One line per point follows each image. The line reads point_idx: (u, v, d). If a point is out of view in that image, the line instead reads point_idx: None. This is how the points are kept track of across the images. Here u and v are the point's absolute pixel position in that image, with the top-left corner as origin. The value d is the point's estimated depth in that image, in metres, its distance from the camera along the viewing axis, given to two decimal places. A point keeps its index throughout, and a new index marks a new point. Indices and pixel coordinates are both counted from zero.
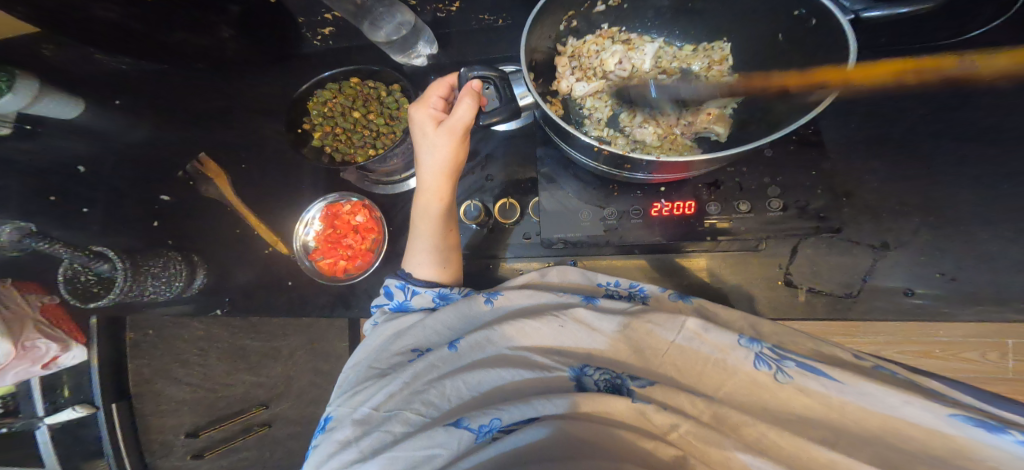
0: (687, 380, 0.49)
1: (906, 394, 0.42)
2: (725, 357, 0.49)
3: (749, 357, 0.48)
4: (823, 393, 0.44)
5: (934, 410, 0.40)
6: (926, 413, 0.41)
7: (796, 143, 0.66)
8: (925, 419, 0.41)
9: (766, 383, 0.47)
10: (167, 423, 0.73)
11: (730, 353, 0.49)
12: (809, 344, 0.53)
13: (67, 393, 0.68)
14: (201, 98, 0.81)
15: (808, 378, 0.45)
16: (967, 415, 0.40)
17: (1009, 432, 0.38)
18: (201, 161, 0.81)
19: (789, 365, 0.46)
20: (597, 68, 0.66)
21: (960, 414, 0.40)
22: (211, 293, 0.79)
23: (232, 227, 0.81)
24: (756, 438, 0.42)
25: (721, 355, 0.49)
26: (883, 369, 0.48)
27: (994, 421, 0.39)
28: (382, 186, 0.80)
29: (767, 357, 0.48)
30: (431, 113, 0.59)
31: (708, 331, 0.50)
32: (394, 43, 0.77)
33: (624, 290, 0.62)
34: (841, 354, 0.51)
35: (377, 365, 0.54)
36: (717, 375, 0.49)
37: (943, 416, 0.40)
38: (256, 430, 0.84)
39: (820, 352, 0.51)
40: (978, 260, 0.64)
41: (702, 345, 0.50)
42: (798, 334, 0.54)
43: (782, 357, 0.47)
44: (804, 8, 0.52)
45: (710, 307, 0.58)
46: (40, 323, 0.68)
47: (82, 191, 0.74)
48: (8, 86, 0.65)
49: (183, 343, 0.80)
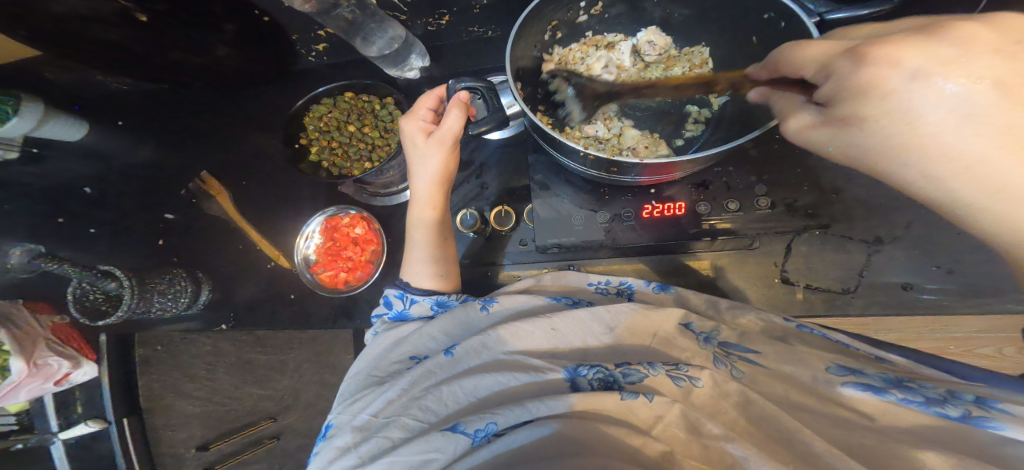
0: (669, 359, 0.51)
1: (814, 369, 0.46)
2: (693, 357, 0.50)
3: (708, 358, 0.49)
4: (769, 378, 0.47)
5: (835, 383, 0.44)
6: (832, 387, 0.44)
7: (778, 141, 0.65)
8: (835, 393, 0.44)
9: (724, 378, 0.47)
10: (178, 437, 0.80)
11: (697, 351, 0.50)
12: (753, 315, 0.56)
13: (80, 408, 0.71)
14: (203, 118, 0.84)
15: (753, 368, 0.48)
16: (859, 382, 0.43)
17: (892, 392, 0.42)
18: (203, 179, 0.82)
19: (735, 359, 0.49)
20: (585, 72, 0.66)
21: (854, 382, 0.43)
22: (216, 308, 0.80)
23: (233, 244, 0.83)
24: (732, 426, 0.42)
25: (688, 354, 0.51)
26: (804, 327, 0.53)
27: (884, 384, 0.43)
28: (380, 198, 0.81)
29: (720, 355, 0.50)
30: (420, 125, 0.60)
31: (682, 335, 0.53)
32: (386, 57, 0.77)
33: (613, 287, 0.63)
34: (775, 321, 0.54)
35: (377, 373, 0.55)
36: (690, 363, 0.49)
37: (843, 388, 0.43)
38: (265, 443, 0.87)
39: (764, 321, 0.55)
40: (974, 251, 0.63)
41: (675, 346, 0.52)
42: (751, 309, 0.57)
43: (728, 353, 0.50)
44: (772, 11, 0.53)
45: (688, 293, 0.61)
46: (51, 341, 0.70)
47: (92, 213, 0.77)
48: (14, 111, 0.67)
49: (191, 358, 0.85)
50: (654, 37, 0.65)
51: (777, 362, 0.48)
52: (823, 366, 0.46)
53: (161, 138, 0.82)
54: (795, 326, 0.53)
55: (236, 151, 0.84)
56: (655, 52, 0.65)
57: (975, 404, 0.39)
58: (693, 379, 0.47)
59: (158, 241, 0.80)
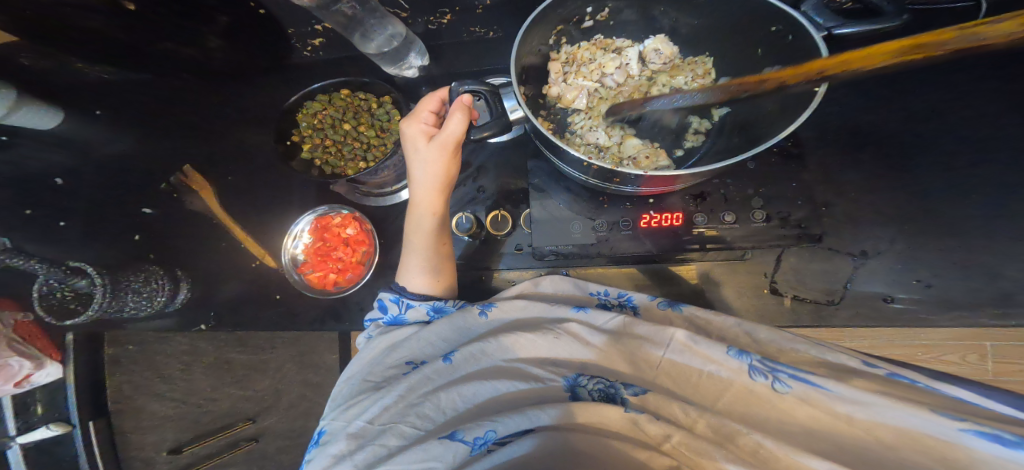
0: (684, 392, 0.49)
1: (913, 407, 0.40)
2: (714, 374, 0.48)
3: (744, 369, 0.46)
4: (837, 400, 0.43)
5: (949, 422, 0.39)
6: (944, 424, 0.39)
7: (778, 156, 0.67)
8: (943, 428, 0.39)
9: (771, 396, 0.45)
10: (148, 440, 0.77)
11: (740, 369, 0.48)
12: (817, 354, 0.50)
13: (41, 411, 0.66)
14: (187, 109, 0.80)
15: (815, 387, 0.44)
16: (987, 429, 0.38)
17: None
18: (185, 172, 0.79)
19: (783, 375, 0.45)
20: (590, 75, 0.65)
21: (979, 428, 0.38)
22: (192, 308, 0.76)
23: (215, 241, 0.79)
24: (752, 451, 0.42)
25: (710, 371, 0.48)
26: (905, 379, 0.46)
27: (1015, 435, 0.37)
28: (373, 198, 0.79)
29: (761, 367, 0.46)
30: (422, 128, 0.58)
31: (697, 343, 0.49)
32: (385, 55, 0.75)
33: (615, 300, 0.63)
34: (849, 362, 0.47)
35: (371, 378, 0.53)
36: (713, 389, 0.48)
37: (957, 429, 0.38)
38: (243, 445, 0.83)
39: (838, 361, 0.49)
40: (951, 266, 0.66)
41: (690, 363, 0.49)
42: (800, 340, 0.52)
43: (775, 368, 0.46)
44: (781, 24, 0.54)
45: (700, 316, 0.58)
46: (12, 339, 0.66)
47: (64, 205, 0.73)
48: None
49: (164, 358, 0.82)
50: (662, 45, 0.65)
51: (856, 392, 0.42)
52: (928, 408, 0.40)
53: (140, 128, 0.78)
54: (885, 373, 0.45)
55: (221, 145, 0.81)
56: (661, 61, 0.66)
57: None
58: (710, 407, 0.47)
59: (134, 236, 0.76)
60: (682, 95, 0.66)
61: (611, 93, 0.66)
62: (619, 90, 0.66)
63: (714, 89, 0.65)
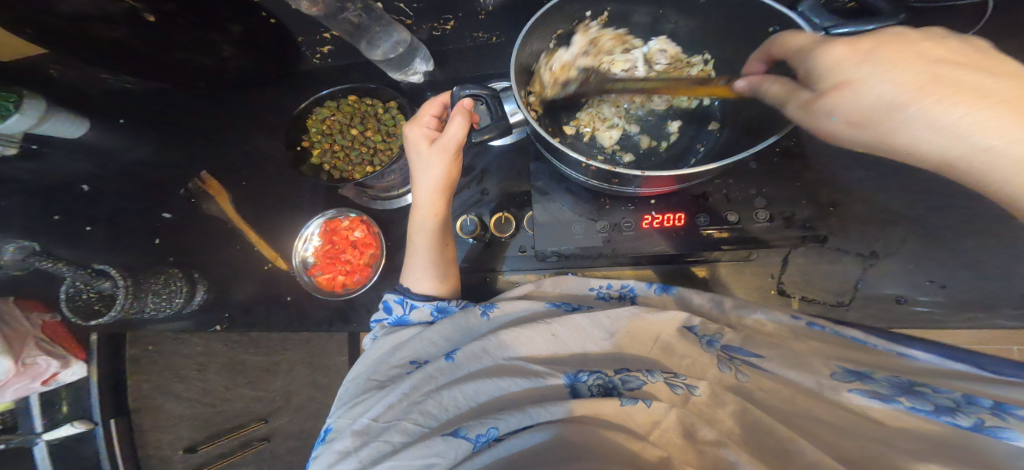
0: (672, 365, 0.51)
1: (817, 375, 0.44)
2: (697, 362, 0.50)
3: (714, 359, 0.50)
4: (774, 382, 0.46)
5: (842, 389, 0.43)
6: (839, 393, 0.43)
7: (779, 155, 0.66)
8: (842, 398, 0.43)
9: (732, 383, 0.48)
10: (164, 438, 0.78)
11: (701, 358, 0.50)
12: (761, 318, 0.55)
13: (66, 408, 0.68)
14: (204, 117, 0.84)
15: (760, 375, 0.47)
16: (866, 389, 0.42)
17: (901, 400, 0.40)
18: (202, 179, 0.82)
19: (740, 363, 0.49)
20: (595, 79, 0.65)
21: (862, 389, 0.42)
22: (209, 310, 0.79)
23: (230, 244, 0.82)
24: (730, 431, 0.43)
25: (694, 361, 0.50)
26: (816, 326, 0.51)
27: (892, 391, 0.41)
28: (380, 202, 0.81)
29: (724, 359, 0.50)
30: (424, 132, 0.60)
31: (686, 335, 0.53)
32: (390, 61, 0.77)
33: (615, 291, 0.64)
34: (783, 321, 0.53)
35: (377, 378, 0.54)
36: (693, 369, 0.50)
37: (847, 393, 0.42)
38: (254, 445, 0.86)
39: (773, 324, 0.54)
40: (966, 266, 0.65)
41: (677, 344, 0.52)
42: (755, 307, 0.57)
43: (732, 356, 0.50)
44: (777, 25, 0.55)
45: (689, 295, 0.62)
46: (41, 340, 0.68)
47: (89, 210, 0.76)
48: (16, 106, 0.65)
49: (183, 358, 0.85)
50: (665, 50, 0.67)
51: (783, 366, 0.46)
52: (829, 372, 0.44)
53: (161, 136, 0.82)
54: (803, 324, 0.52)
55: (236, 152, 0.84)
56: (666, 60, 0.67)
57: (992, 411, 0.36)
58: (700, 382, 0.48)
59: (154, 240, 0.79)
60: (682, 98, 0.67)
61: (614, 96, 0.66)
62: (623, 93, 0.66)
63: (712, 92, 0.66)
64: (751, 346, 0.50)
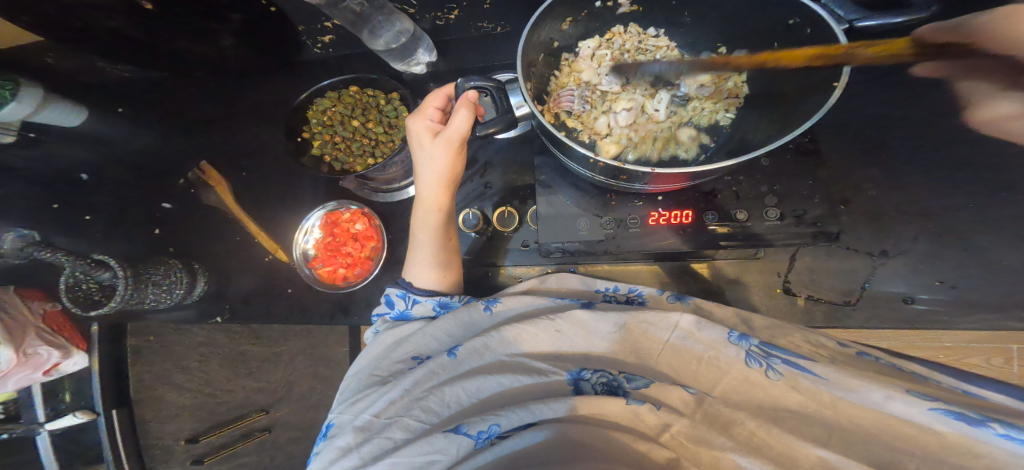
0: (682, 377, 0.50)
1: (888, 388, 0.41)
2: (717, 357, 0.49)
3: (740, 355, 0.47)
4: (815, 388, 0.44)
5: (917, 405, 0.40)
6: (912, 407, 0.40)
7: (792, 152, 0.66)
8: (912, 413, 0.40)
9: (759, 380, 0.46)
10: (166, 429, 0.74)
11: (726, 354, 0.48)
12: (798, 336, 0.53)
13: (69, 398, 0.70)
14: (204, 107, 0.82)
15: (797, 375, 0.45)
16: (949, 409, 0.39)
17: (991, 425, 0.37)
18: (202, 169, 0.81)
19: (777, 362, 0.46)
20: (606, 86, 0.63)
21: (943, 407, 0.39)
22: (212, 300, 0.79)
23: (230, 235, 0.81)
24: (746, 439, 0.42)
25: (714, 354, 0.49)
26: (865, 354, 0.49)
27: (978, 413, 0.39)
28: (382, 194, 0.80)
29: (757, 355, 0.47)
30: (428, 124, 0.59)
31: (703, 329, 0.50)
32: (393, 51, 0.76)
33: (622, 295, 0.63)
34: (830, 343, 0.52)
35: (378, 373, 0.54)
36: (711, 375, 0.48)
37: (924, 410, 0.39)
38: (256, 436, 0.84)
39: (812, 343, 0.51)
40: (977, 266, 0.63)
41: (697, 345, 0.50)
42: (791, 329, 0.54)
43: (769, 354, 0.47)
44: (799, 17, 0.51)
45: (708, 307, 0.58)
46: (43, 329, 0.69)
47: (88, 200, 0.76)
48: (13, 94, 0.65)
49: (184, 348, 0.81)
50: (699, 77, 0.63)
51: (843, 374, 0.43)
52: (902, 389, 0.41)
53: (160, 126, 0.80)
54: (855, 353, 0.50)
55: (237, 142, 0.84)
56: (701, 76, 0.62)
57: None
58: (708, 393, 0.47)
59: (154, 230, 0.78)
60: (701, 108, 0.64)
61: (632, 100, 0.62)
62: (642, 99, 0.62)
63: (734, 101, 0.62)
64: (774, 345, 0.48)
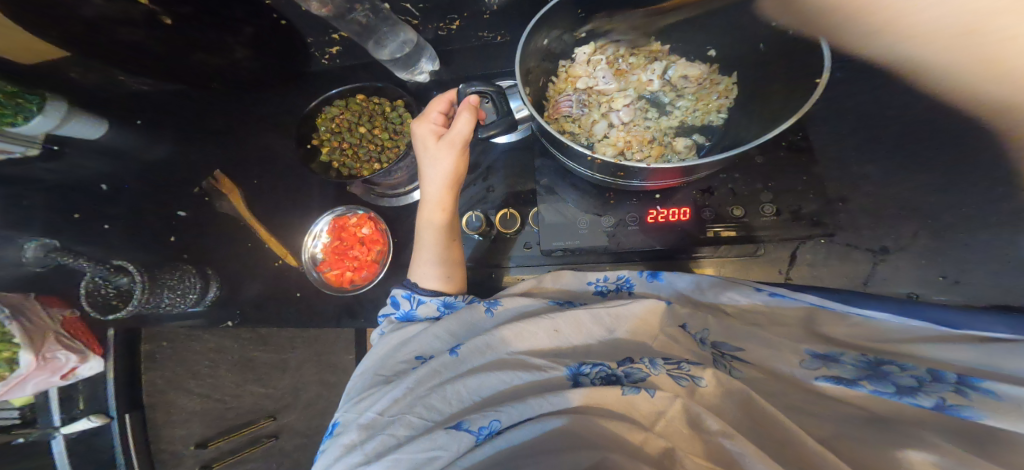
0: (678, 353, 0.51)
1: (787, 364, 0.50)
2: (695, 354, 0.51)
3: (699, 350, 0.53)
4: (756, 374, 0.50)
5: (807, 377, 0.48)
6: (806, 378, 0.48)
7: (786, 150, 0.67)
8: (811, 384, 0.48)
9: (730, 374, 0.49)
10: (177, 433, 0.74)
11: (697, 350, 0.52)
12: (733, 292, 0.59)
13: (83, 404, 0.69)
14: (218, 118, 0.86)
15: (742, 365, 0.51)
16: (832, 376, 0.47)
17: (865, 384, 0.45)
18: (216, 177, 0.84)
19: (727, 354, 0.52)
20: (602, 92, 0.67)
21: (828, 376, 0.47)
22: (223, 305, 0.81)
23: (243, 242, 0.84)
24: (737, 423, 0.44)
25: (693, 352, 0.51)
26: (776, 294, 0.56)
27: (855, 375, 0.46)
28: (387, 199, 0.82)
29: (716, 354, 0.52)
30: (432, 128, 0.61)
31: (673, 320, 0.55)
32: (397, 60, 0.78)
33: (612, 283, 0.63)
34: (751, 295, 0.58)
35: (382, 373, 0.55)
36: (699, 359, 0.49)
37: (813, 381, 0.48)
38: (263, 442, 0.81)
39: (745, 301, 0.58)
40: (978, 261, 0.63)
41: (677, 343, 0.52)
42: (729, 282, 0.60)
43: (717, 344, 0.53)
44: None
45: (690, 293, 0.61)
46: (61, 334, 0.71)
47: (108, 210, 0.79)
48: (40, 109, 0.69)
49: (194, 355, 0.80)
50: (687, 70, 0.66)
51: (762, 357, 0.51)
52: (796, 360, 0.50)
53: (177, 137, 0.85)
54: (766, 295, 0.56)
55: (248, 151, 0.86)
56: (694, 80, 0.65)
57: (954, 389, 0.42)
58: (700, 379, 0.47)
59: (170, 238, 0.81)
60: (693, 111, 0.66)
61: (623, 107, 0.66)
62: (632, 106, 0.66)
63: (726, 101, 0.64)
64: (732, 337, 0.54)
